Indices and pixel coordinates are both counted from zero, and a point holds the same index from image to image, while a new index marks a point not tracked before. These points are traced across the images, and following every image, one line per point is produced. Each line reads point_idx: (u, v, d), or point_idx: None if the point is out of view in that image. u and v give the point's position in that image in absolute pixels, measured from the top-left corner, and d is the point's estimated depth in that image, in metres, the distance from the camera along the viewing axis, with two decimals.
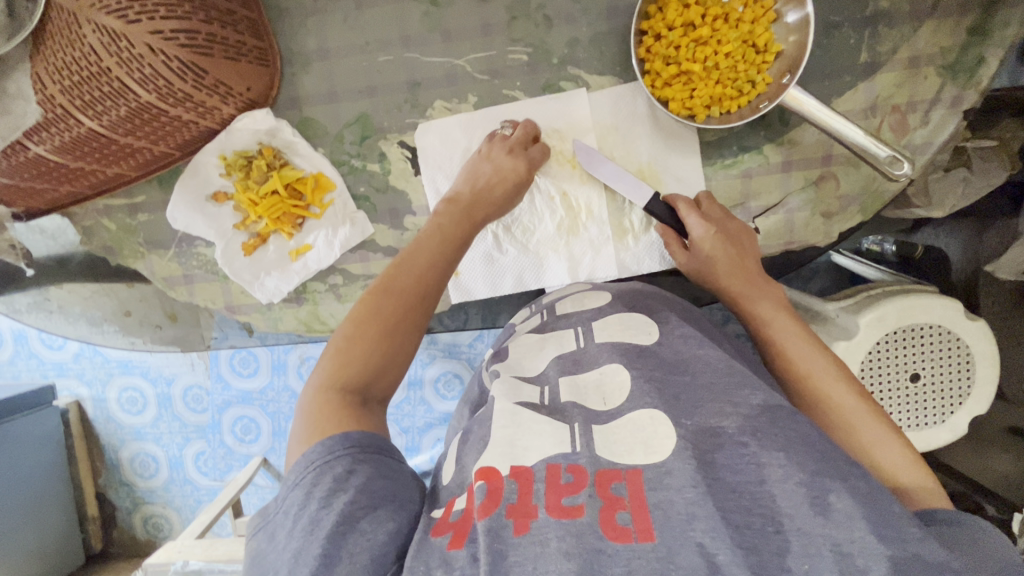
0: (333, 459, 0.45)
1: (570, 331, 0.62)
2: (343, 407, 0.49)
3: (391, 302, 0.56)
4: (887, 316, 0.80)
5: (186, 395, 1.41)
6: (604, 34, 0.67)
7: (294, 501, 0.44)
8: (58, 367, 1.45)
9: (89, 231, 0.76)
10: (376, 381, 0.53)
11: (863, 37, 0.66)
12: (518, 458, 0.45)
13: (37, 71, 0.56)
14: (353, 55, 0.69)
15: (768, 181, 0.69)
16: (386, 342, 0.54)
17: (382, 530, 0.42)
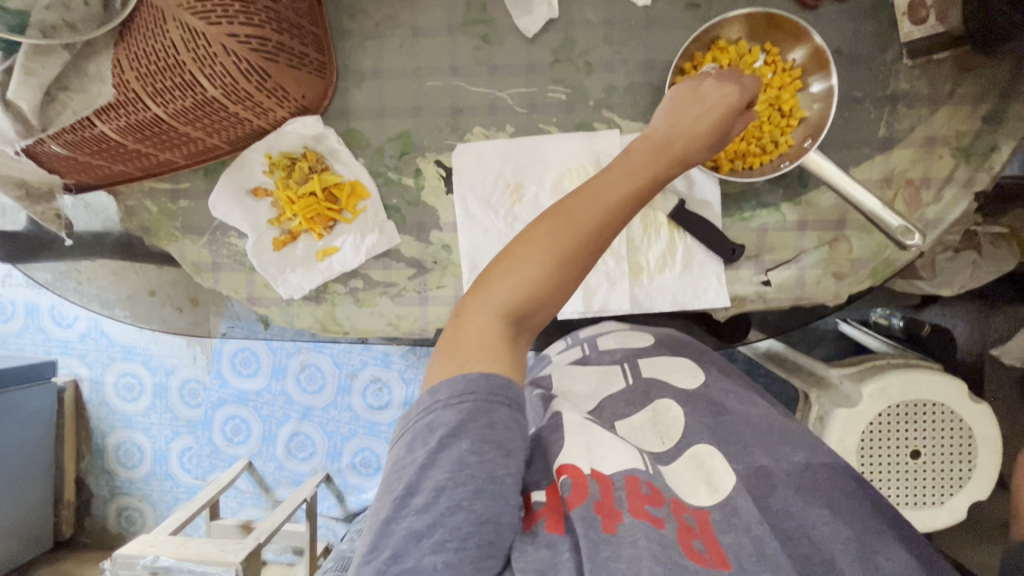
0: (490, 402, 0.44)
1: (617, 367, 0.68)
2: (493, 334, 0.48)
3: (571, 231, 0.51)
4: (890, 388, 0.81)
5: (182, 388, 1.42)
6: (639, 84, 0.71)
7: (440, 422, 0.43)
8: (63, 345, 1.46)
9: (131, 210, 0.79)
10: (525, 312, 0.50)
11: (883, 114, 0.70)
12: (597, 463, 0.50)
13: (118, 57, 0.60)
14: (404, 78, 0.74)
15: (783, 238, 0.72)
16: (557, 280, 0.51)
17: (498, 470, 0.42)
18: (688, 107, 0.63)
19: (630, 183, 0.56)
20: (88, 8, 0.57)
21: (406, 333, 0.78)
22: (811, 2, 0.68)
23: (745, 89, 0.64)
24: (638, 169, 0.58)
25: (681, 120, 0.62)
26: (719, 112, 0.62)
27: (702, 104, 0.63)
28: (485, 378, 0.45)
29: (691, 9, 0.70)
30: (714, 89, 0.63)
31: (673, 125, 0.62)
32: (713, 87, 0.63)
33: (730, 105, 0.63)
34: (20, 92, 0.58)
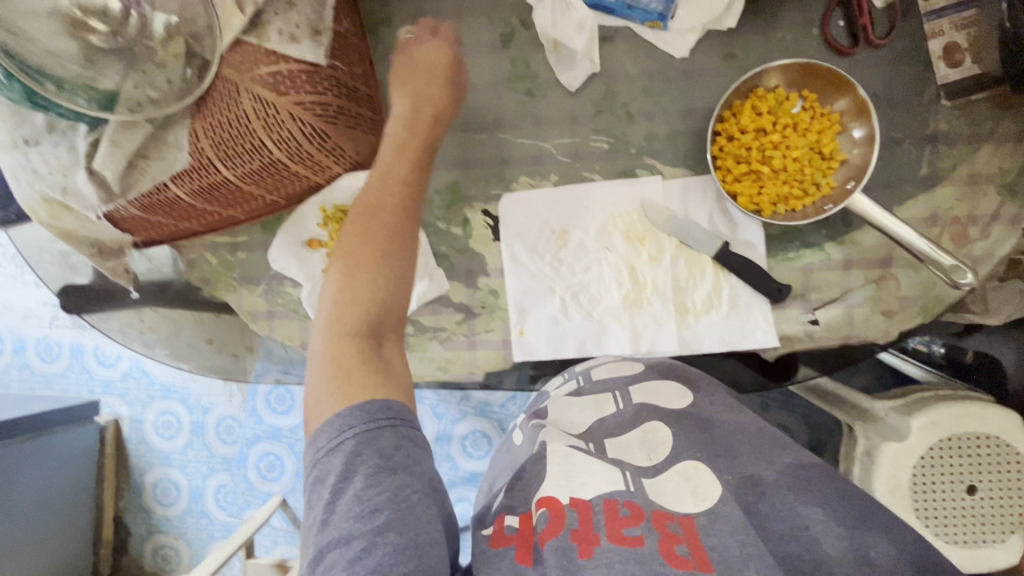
0: (377, 428, 0.58)
1: (609, 395, 0.70)
2: (360, 355, 0.61)
3: (367, 244, 0.64)
4: (942, 421, 0.80)
5: (218, 426, 1.44)
6: (679, 132, 0.74)
7: (333, 465, 0.57)
8: (105, 385, 1.49)
9: (192, 262, 0.83)
10: (371, 323, 0.63)
11: (924, 153, 0.71)
12: (575, 490, 0.58)
13: (195, 127, 0.64)
14: (452, 132, 0.77)
15: (829, 277, 0.73)
16: (404, 274, 0.65)
17: (398, 491, 0.55)
18: (411, 78, 0.72)
19: (398, 194, 0.67)
20: (170, 85, 0.62)
21: (455, 376, 0.79)
22: (846, 49, 0.71)
23: (449, 51, 0.73)
24: (408, 155, 0.69)
25: (412, 112, 0.70)
26: (444, 89, 0.72)
27: (416, 69, 0.72)
28: (369, 404, 0.58)
29: (728, 59, 0.73)
30: (420, 60, 0.72)
31: (406, 120, 0.70)
32: (407, 69, 0.73)
33: (441, 86, 0.72)
34: (106, 161, 0.63)
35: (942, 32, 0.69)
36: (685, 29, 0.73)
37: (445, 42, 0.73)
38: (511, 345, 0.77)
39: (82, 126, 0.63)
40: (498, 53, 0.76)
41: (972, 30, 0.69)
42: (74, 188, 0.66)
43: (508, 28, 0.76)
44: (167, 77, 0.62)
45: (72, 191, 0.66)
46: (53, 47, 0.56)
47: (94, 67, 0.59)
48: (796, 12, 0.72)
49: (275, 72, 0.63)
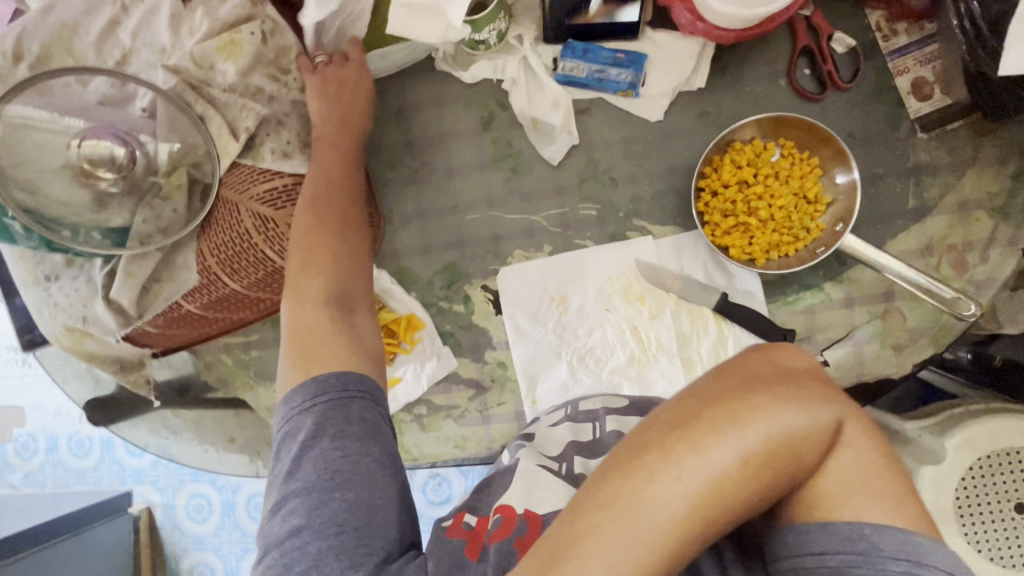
0: (349, 395, 0.55)
1: (588, 423, 0.71)
2: (331, 320, 0.59)
3: (326, 214, 0.64)
4: (977, 438, 0.73)
5: (249, 504, 1.32)
6: (664, 191, 0.76)
7: (302, 424, 0.54)
8: (136, 473, 1.36)
9: (209, 364, 0.86)
10: (343, 290, 0.62)
11: (909, 186, 0.71)
12: (532, 504, 0.62)
13: (201, 248, 0.67)
14: (444, 215, 0.79)
15: (833, 317, 0.73)
16: (353, 250, 0.65)
17: (362, 457, 0.52)
18: (339, 88, 0.68)
19: (347, 166, 0.68)
20: (176, 214, 0.66)
21: (473, 452, 0.80)
22: (815, 95, 0.72)
23: (361, 60, 0.70)
24: (341, 148, 0.68)
25: (336, 88, 0.68)
26: (357, 82, 0.70)
27: (346, 86, 0.69)
28: (336, 377, 0.55)
29: (702, 117, 0.75)
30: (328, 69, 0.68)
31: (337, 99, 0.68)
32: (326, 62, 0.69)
33: (359, 83, 0.70)
34: (121, 290, 0.67)
35: (908, 69, 0.71)
36: (656, 93, 0.75)
37: (353, 51, 0.70)
38: (525, 416, 0.78)
39: (98, 259, 0.68)
40: (480, 136, 0.79)
41: (936, 64, 0.70)
42: (93, 317, 0.69)
43: (487, 111, 0.78)
44: (172, 207, 0.66)
45: (91, 319, 0.69)
46: (66, 198, 0.63)
47: (104, 208, 0.65)
48: (763, 66, 0.74)
49: (270, 188, 0.67)
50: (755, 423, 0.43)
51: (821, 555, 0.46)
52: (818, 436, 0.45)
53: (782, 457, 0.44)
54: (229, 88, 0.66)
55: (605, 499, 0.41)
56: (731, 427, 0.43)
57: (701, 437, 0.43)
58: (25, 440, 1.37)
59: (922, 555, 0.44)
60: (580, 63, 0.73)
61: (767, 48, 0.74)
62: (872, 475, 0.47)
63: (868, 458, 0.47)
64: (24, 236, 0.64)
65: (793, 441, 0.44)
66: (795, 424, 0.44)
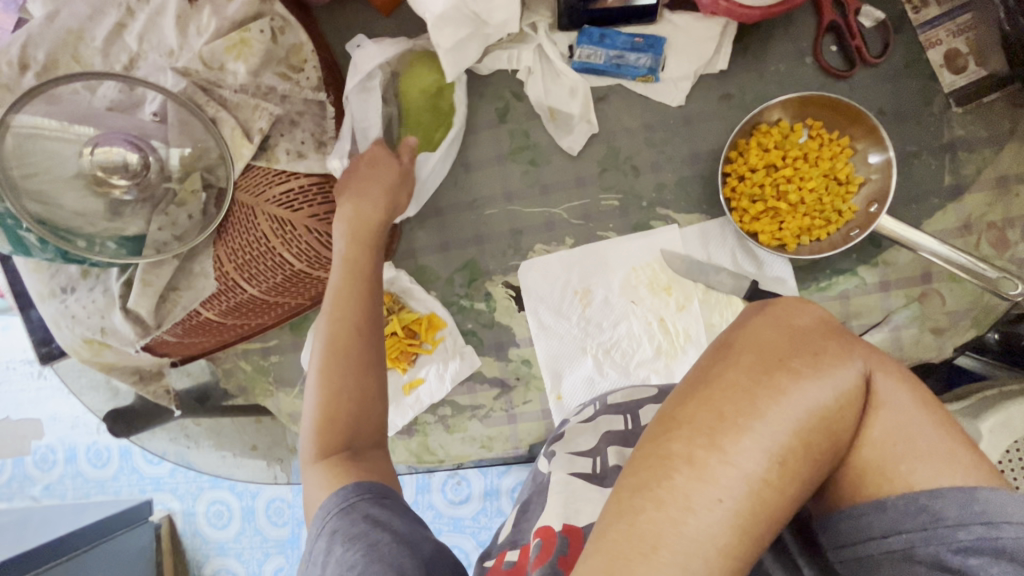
0: (353, 504, 0.50)
1: (620, 416, 0.68)
2: (339, 471, 0.53)
3: (339, 360, 0.57)
4: (1015, 419, 0.69)
5: (269, 509, 1.31)
6: (688, 178, 0.74)
7: (318, 548, 0.49)
8: (154, 482, 1.36)
9: (228, 371, 0.85)
10: (355, 436, 0.56)
11: (944, 162, 0.69)
12: (570, 518, 0.59)
13: (218, 253, 0.66)
14: (462, 211, 0.77)
15: (867, 301, 0.71)
16: (374, 388, 0.58)
17: (374, 545, 0.46)
18: (368, 186, 0.65)
19: (361, 287, 0.61)
20: (191, 220, 0.65)
21: (500, 452, 0.79)
22: (843, 72, 0.70)
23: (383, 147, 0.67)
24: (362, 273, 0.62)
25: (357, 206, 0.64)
26: (382, 188, 0.65)
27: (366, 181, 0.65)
28: (349, 491, 0.51)
29: (725, 100, 0.73)
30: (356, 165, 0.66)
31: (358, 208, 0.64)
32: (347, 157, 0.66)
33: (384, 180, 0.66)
34: (140, 300, 0.65)
35: (940, 41, 0.68)
36: (677, 77, 0.72)
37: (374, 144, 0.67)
38: (552, 414, 0.76)
39: (114, 268, 0.67)
40: (496, 128, 0.77)
41: (969, 34, 0.68)
42: (111, 327, 0.68)
43: (502, 102, 0.76)
44: (187, 213, 0.65)
45: (110, 330, 0.68)
46: (79, 208, 0.62)
47: (118, 217, 0.63)
48: (787, 44, 0.71)
49: (287, 190, 0.65)
50: (777, 405, 0.38)
51: (879, 539, 0.41)
52: (849, 406, 0.40)
53: (815, 439, 0.39)
54: (240, 89, 0.64)
55: (634, 535, 0.36)
56: (751, 419, 0.38)
57: (720, 434, 0.38)
58: (44, 452, 1.37)
59: (997, 514, 0.38)
60: (598, 49, 0.71)
61: (791, 25, 0.71)
62: (921, 432, 0.41)
63: (910, 413, 0.42)
64: (39, 247, 0.62)
65: (823, 420, 0.39)
66: (822, 399, 0.39)
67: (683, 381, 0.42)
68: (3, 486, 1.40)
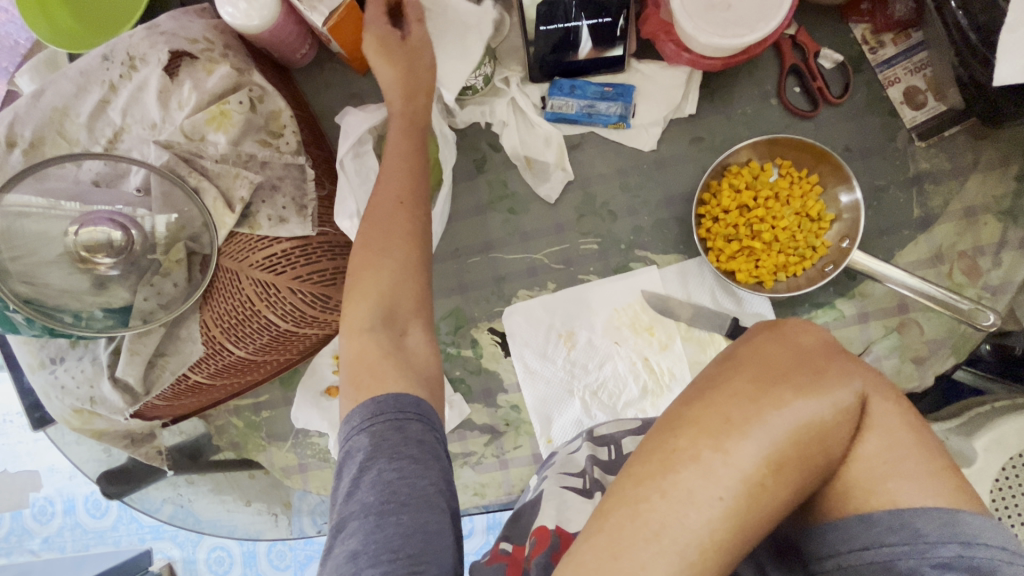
0: (404, 419, 0.49)
1: (606, 446, 0.68)
2: (379, 346, 0.54)
3: (386, 224, 0.59)
4: (1007, 438, 0.66)
5: (271, 552, 1.30)
6: (664, 220, 0.75)
7: (360, 445, 0.49)
8: (154, 530, 1.35)
9: (220, 428, 0.85)
10: (398, 305, 0.57)
11: (912, 195, 0.70)
12: (564, 521, 0.60)
13: (205, 317, 0.67)
14: (445, 261, 0.79)
15: (848, 333, 0.72)
16: (411, 262, 0.58)
17: (422, 482, 0.47)
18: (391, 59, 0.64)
19: (409, 161, 0.62)
20: (177, 288, 0.66)
21: (493, 499, 0.79)
22: (807, 112, 0.72)
23: (422, 36, 0.65)
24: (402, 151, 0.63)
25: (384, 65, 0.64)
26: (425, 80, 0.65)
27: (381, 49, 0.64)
28: (393, 397, 0.50)
29: (695, 143, 0.75)
30: (399, 61, 0.64)
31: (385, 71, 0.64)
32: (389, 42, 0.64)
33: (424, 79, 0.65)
34: (128, 369, 0.66)
35: (898, 79, 0.70)
36: (647, 123, 0.74)
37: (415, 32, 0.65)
38: (542, 457, 0.77)
39: (102, 338, 0.67)
40: (475, 179, 0.78)
41: (926, 71, 0.70)
42: (100, 397, 0.68)
43: (479, 154, 0.78)
44: (173, 282, 0.66)
45: (99, 399, 0.68)
46: (65, 285, 0.63)
47: (104, 290, 0.64)
48: (752, 87, 0.74)
49: (269, 254, 0.66)
50: (776, 412, 0.40)
51: (862, 550, 0.42)
52: (842, 422, 0.42)
53: (808, 449, 0.40)
54: (221, 158, 0.66)
55: (638, 520, 0.38)
56: (749, 420, 0.40)
57: (720, 432, 0.40)
58: (42, 504, 1.35)
59: (973, 534, 0.39)
60: (570, 99, 0.73)
61: (755, 69, 0.74)
62: (908, 454, 0.42)
63: (900, 435, 0.43)
64: (26, 325, 0.63)
65: (817, 431, 0.41)
66: (818, 410, 0.41)
67: (688, 386, 0.44)
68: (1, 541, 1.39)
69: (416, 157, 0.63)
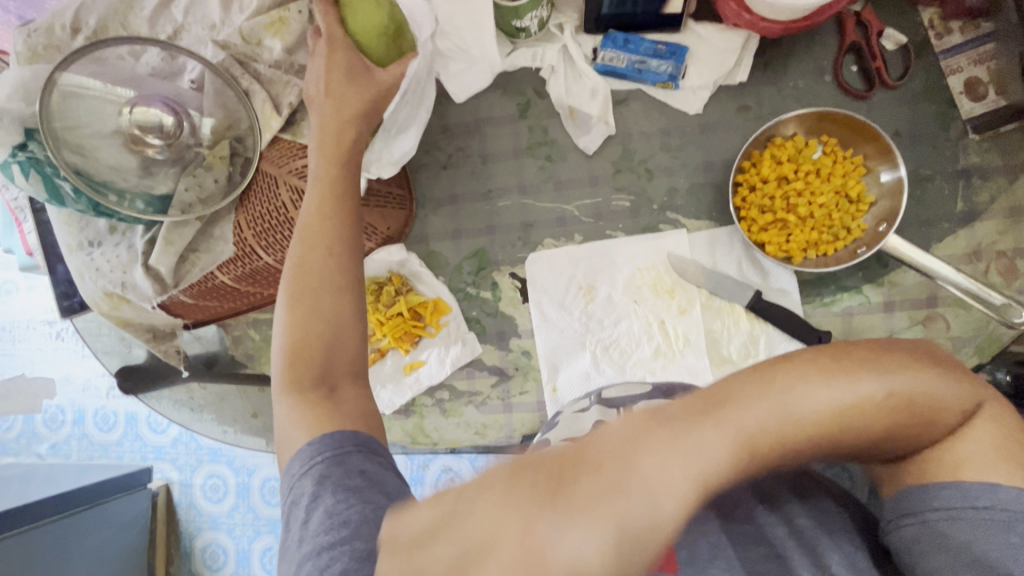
0: (345, 453, 0.50)
1: (616, 409, 0.66)
2: (310, 401, 0.53)
3: (313, 275, 0.56)
4: None
5: (263, 487, 1.27)
6: (700, 185, 0.75)
7: (305, 492, 0.49)
8: (155, 450, 1.33)
9: (237, 339, 0.87)
10: (332, 355, 0.55)
11: (957, 188, 0.69)
12: None
13: (239, 220, 0.68)
14: (477, 201, 0.80)
15: (871, 320, 0.71)
16: (337, 310, 0.56)
17: (370, 505, 0.45)
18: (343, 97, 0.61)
19: (326, 208, 0.58)
20: (217, 184, 0.68)
21: (492, 440, 0.80)
22: (862, 92, 0.71)
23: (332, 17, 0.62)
24: (339, 202, 0.59)
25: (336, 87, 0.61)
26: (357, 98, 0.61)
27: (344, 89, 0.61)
28: (332, 437, 0.50)
29: (742, 111, 0.74)
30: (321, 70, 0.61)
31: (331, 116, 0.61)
32: (311, 80, 0.62)
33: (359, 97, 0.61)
34: (161, 258, 0.68)
35: (961, 68, 0.69)
36: (697, 86, 0.74)
37: (339, 49, 0.61)
38: (547, 406, 0.77)
39: (140, 226, 0.69)
40: (516, 123, 0.79)
41: (991, 63, 0.68)
42: (131, 283, 0.70)
43: (524, 98, 0.78)
44: (214, 177, 0.67)
45: (130, 285, 0.70)
46: (114, 163, 0.65)
47: (150, 174, 0.67)
48: (808, 61, 0.73)
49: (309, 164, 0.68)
50: (897, 378, 0.35)
51: (969, 510, 0.42)
52: (959, 404, 0.39)
53: (907, 414, 0.36)
54: (274, 64, 0.67)
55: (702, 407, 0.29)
56: (866, 376, 0.34)
57: (831, 376, 0.34)
58: (54, 411, 1.39)
59: None
60: (621, 53, 0.73)
61: (813, 43, 0.72)
62: (1011, 446, 0.42)
63: (1002, 432, 0.42)
64: (73, 197, 0.64)
65: (919, 408, 0.36)
66: (944, 395, 0.38)
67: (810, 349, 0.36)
68: (11, 441, 1.43)
69: (344, 200, 0.59)
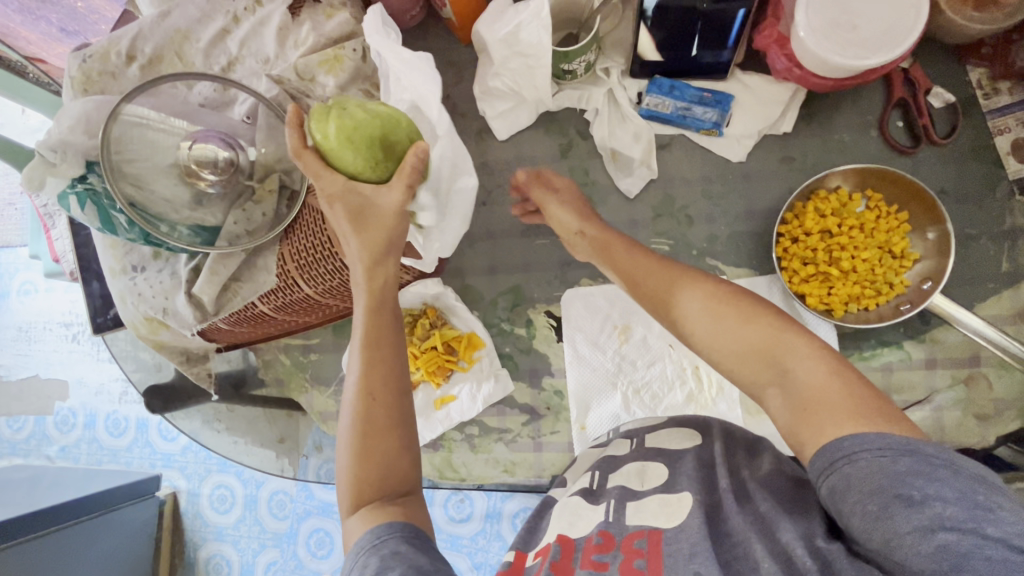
0: (382, 542, 0.47)
1: (627, 440, 0.68)
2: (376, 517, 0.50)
3: (372, 406, 0.55)
4: None
5: (270, 500, 1.25)
6: (741, 233, 0.75)
7: None
8: (166, 458, 1.32)
9: (267, 363, 0.88)
10: (394, 478, 0.53)
11: (1003, 249, 0.69)
12: (566, 529, 0.57)
13: (283, 251, 0.69)
14: (515, 238, 0.80)
15: (912, 376, 0.70)
16: (398, 436, 0.54)
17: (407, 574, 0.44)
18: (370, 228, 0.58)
19: (375, 345, 0.57)
20: (265, 218, 0.69)
21: (522, 479, 0.79)
22: (908, 148, 0.71)
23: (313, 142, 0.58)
24: (383, 334, 0.58)
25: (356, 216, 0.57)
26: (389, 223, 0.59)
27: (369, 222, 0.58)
28: (384, 532, 0.48)
29: (785, 162, 0.74)
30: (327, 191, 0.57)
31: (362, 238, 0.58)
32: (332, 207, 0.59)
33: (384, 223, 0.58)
34: (205, 287, 0.68)
35: (1009, 129, 0.69)
36: (741, 134, 0.74)
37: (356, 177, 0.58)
38: (577, 445, 0.77)
39: (185, 254, 0.70)
40: (557, 162, 0.79)
41: None
42: (172, 309, 0.70)
43: (566, 139, 0.78)
44: (262, 212, 0.68)
45: (172, 311, 0.71)
46: (169, 195, 0.66)
47: (200, 207, 0.67)
48: (853, 115, 0.73)
49: None
50: (744, 307, 0.53)
51: (853, 460, 0.41)
52: (763, 342, 0.51)
53: (692, 317, 0.55)
54: (326, 100, 0.68)
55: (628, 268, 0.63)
56: (714, 291, 0.56)
57: (695, 281, 0.58)
58: (66, 414, 1.38)
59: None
60: (666, 99, 0.73)
61: (859, 98, 0.73)
62: (836, 397, 0.45)
63: (833, 385, 0.46)
64: (126, 228, 0.66)
65: (719, 317, 0.53)
66: (742, 317, 0.52)
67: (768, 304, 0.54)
68: (22, 442, 1.40)
69: (393, 331, 0.58)
